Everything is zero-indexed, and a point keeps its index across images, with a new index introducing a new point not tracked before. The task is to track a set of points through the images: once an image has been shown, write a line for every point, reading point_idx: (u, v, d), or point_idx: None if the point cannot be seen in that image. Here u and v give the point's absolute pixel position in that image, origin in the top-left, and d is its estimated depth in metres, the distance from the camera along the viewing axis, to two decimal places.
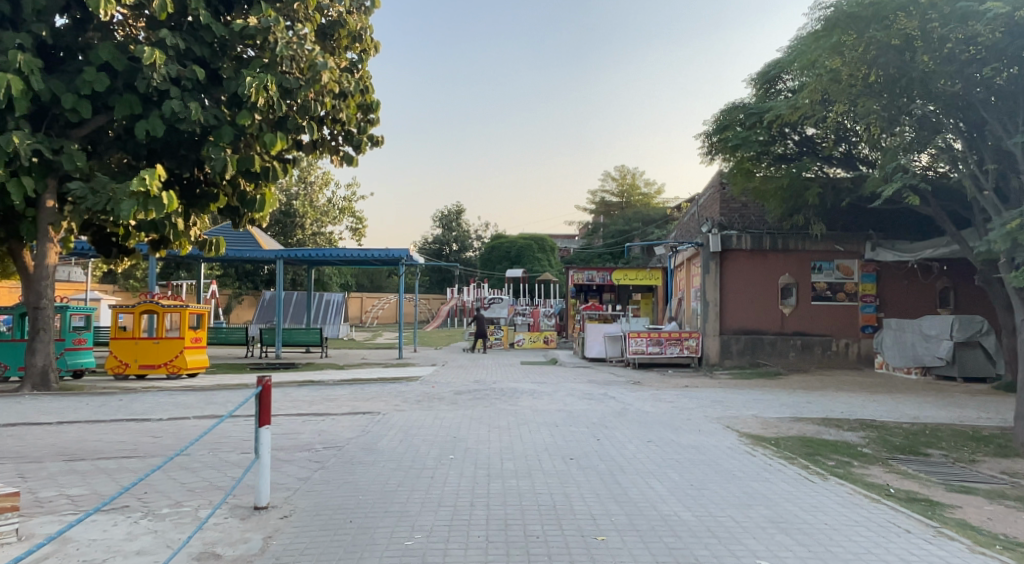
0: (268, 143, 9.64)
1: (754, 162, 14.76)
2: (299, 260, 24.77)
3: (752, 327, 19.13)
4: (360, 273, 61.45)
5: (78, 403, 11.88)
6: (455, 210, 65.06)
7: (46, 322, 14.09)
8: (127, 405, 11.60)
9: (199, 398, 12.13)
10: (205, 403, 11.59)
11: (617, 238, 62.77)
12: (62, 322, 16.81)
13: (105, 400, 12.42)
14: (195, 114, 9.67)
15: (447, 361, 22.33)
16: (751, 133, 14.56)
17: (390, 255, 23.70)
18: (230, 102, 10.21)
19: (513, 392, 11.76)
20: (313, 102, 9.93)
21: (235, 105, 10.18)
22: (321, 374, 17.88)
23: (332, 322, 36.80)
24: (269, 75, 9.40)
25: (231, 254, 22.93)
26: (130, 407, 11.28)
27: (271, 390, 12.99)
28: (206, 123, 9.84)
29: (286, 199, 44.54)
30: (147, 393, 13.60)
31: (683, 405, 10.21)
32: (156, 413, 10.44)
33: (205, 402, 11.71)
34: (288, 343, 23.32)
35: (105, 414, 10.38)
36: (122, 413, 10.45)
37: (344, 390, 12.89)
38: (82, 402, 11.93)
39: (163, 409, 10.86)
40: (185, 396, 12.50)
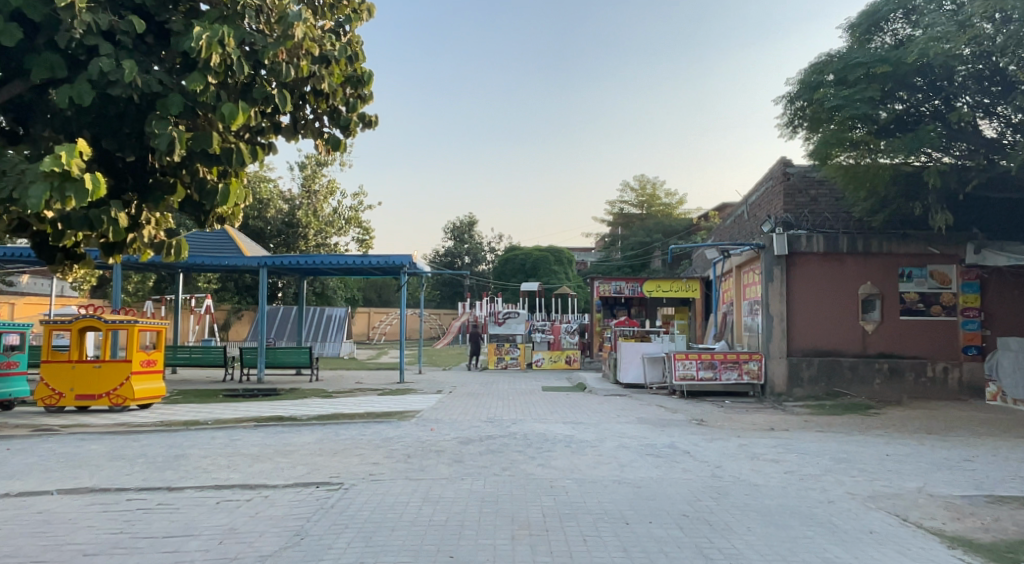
0: (222, 119, 4.82)
1: (858, 124, 11.55)
2: (286, 269, 21.51)
3: (827, 347, 15.75)
4: (368, 286, 58.61)
5: None
6: (468, 221, 62.10)
7: None
8: (9, 458, 8.39)
9: (113, 444, 8.92)
10: (115, 451, 8.38)
11: (637, 250, 59.43)
12: None
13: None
14: (126, 75, 4.45)
15: (456, 386, 19.03)
16: (857, 91, 11.25)
17: (390, 261, 20.42)
18: (175, 69, 4.93)
19: (541, 442, 8.36)
20: (284, 67, 5.26)
21: (186, 74, 4.89)
22: (301, 404, 14.64)
23: (333, 338, 33.72)
24: (224, 24, 4.72)
25: (206, 260, 19.79)
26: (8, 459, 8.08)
27: (217, 433, 9.73)
28: (142, 89, 4.62)
29: (289, 208, 41.71)
30: (62, 434, 10.41)
31: (799, 470, 6.78)
32: (29, 473, 7.23)
33: (115, 450, 8.49)
34: (272, 365, 20.14)
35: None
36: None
37: (313, 432, 9.62)
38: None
39: (47, 465, 7.68)
40: (100, 441, 9.31)
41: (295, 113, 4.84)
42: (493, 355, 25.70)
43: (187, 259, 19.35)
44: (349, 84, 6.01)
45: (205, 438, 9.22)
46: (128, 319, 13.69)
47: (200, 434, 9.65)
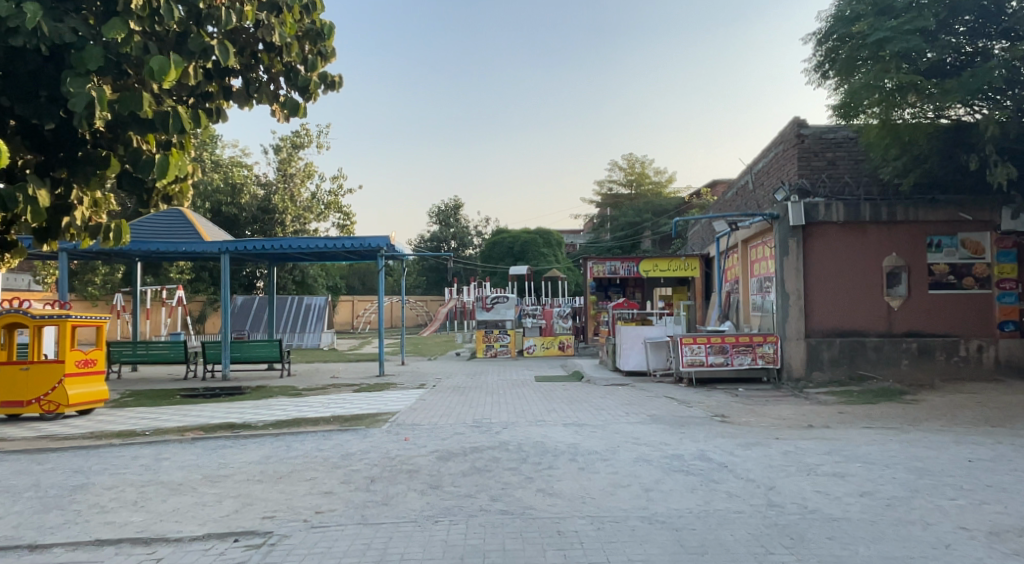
0: (149, 75, 4.40)
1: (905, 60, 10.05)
2: (252, 255, 19.64)
3: (849, 327, 14.29)
4: (351, 273, 56.68)
5: None
6: (454, 204, 60.16)
7: None
8: None
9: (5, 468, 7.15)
10: (0, 478, 6.63)
11: (627, 231, 57.99)
12: None
13: None
14: (30, 22, 4.08)
15: (442, 379, 17.38)
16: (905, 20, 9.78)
17: (365, 244, 18.62)
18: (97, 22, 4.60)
19: (539, 456, 6.71)
20: (217, 18, 5.04)
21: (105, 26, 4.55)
22: (263, 405, 12.90)
23: (313, 329, 31.90)
24: None
25: (161, 245, 17.86)
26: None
27: (145, 449, 8.00)
28: (54, 42, 4.27)
29: (264, 193, 39.50)
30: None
31: (881, 494, 5.17)
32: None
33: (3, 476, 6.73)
34: (238, 360, 18.35)
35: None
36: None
37: (261, 445, 7.92)
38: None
39: None
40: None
41: (218, 56, 4.43)
42: (481, 343, 24.10)
43: (140, 245, 17.48)
44: (304, 42, 5.92)
45: (126, 456, 7.49)
46: (59, 313, 11.64)
47: (123, 451, 7.90)
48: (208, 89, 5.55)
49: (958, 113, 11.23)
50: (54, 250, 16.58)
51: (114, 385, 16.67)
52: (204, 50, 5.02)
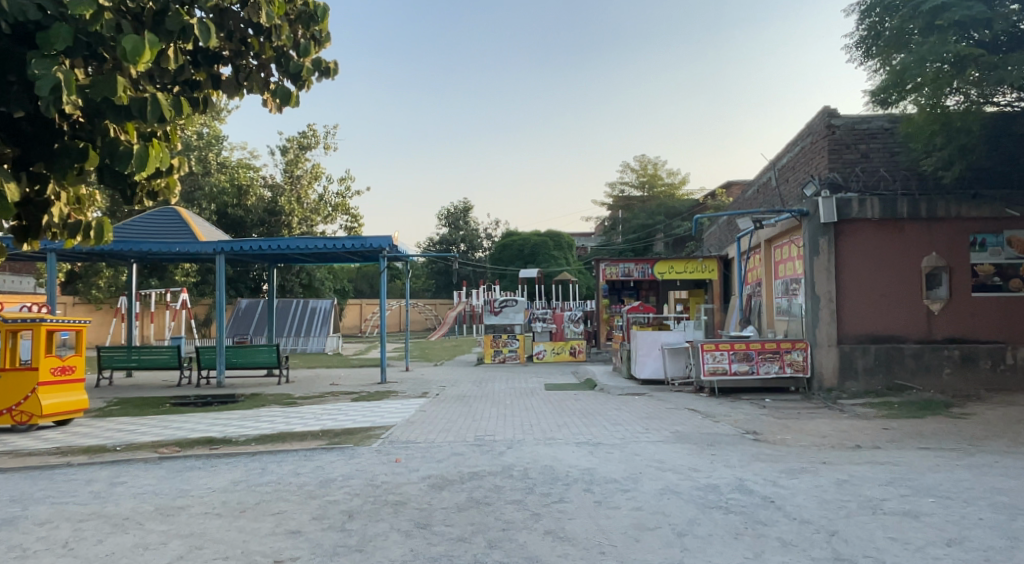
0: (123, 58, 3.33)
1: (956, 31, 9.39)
2: (250, 255, 18.79)
3: (885, 333, 13.26)
4: (359, 276, 55.94)
5: None
6: (463, 206, 59.35)
7: None
8: None
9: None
10: None
11: (639, 233, 57.05)
12: None
13: None
14: None
15: (446, 386, 16.46)
16: None
17: (367, 245, 17.75)
18: None
19: (548, 484, 5.75)
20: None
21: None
22: (252, 416, 12.01)
23: (318, 333, 31.09)
24: None
25: (153, 245, 17.03)
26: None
27: (104, 469, 7.09)
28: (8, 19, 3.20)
29: (271, 195, 38.78)
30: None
31: (972, 544, 4.17)
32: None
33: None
34: (234, 366, 17.49)
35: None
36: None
37: (234, 466, 6.99)
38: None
39: None
40: None
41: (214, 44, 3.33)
42: (489, 348, 23.19)
43: (132, 246, 16.67)
44: (299, 22, 5.00)
45: (77, 478, 6.58)
46: (31, 317, 10.69)
47: (78, 472, 6.98)
48: (194, 76, 4.69)
49: (1007, 100, 10.29)
50: (39, 250, 15.77)
51: (102, 392, 15.84)
52: (184, 29, 3.86)
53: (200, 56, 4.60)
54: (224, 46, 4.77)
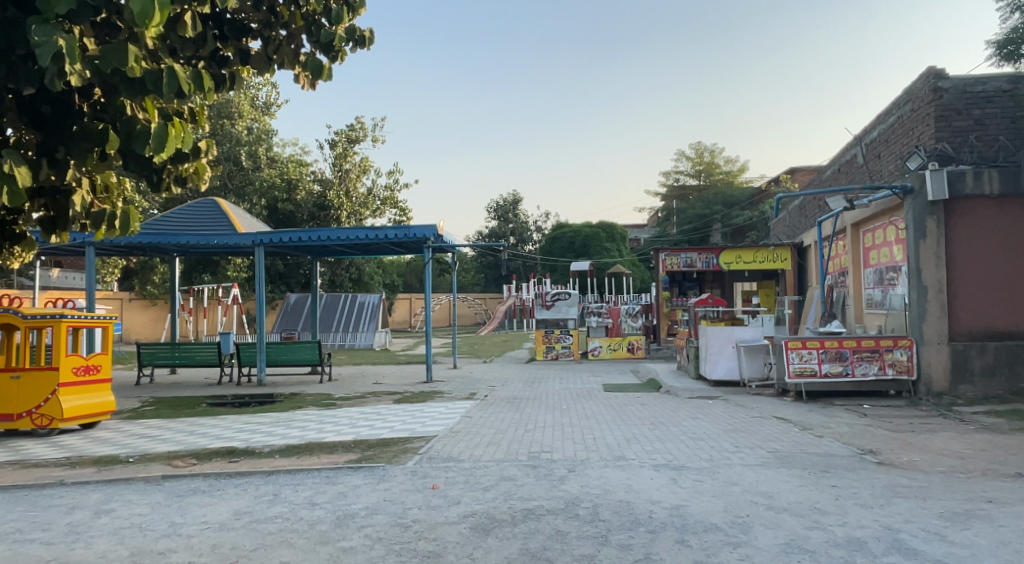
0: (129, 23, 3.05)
1: None
2: (291, 247, 17.98)
3: (1006, 328, 11.33)
4: (408, 271, 55.52)
5: None
6: (512, 198, 58.11)
7: None
8: None
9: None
10: None
11: (696, 223, 54.82)
12: None
13: None
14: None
15: (496, 386, 15.23)
16: None
17: (410, 234, 16.65)
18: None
19: (628, 532, 4.37)
20: None
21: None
22: (285, 419, 11.01)
23: (366, 328, 30.35)
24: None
25: (192, 237, 16.34)
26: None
27: (97, 489, 6.06)
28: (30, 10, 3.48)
29: (320, 189, 38.35)
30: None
31: None
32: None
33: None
34: (275, 363, 16.67)
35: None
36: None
37: (243, 489, 5.86)
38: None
39: None
40: None
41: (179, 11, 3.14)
42: (541, 344, 21.89)
43: (169, 238, 16.02)
44: None
45: (59, 503, 5.53)
46: (52, 313, 9.85)
47: (66, 492, 5.96)
48: (224, 52, 4.89)
49: None
50: (77, 243, 15.22)
51: (140, 391, 15.19)
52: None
53: (227, 28, 4.85)
54: (253, 17, 5.05)
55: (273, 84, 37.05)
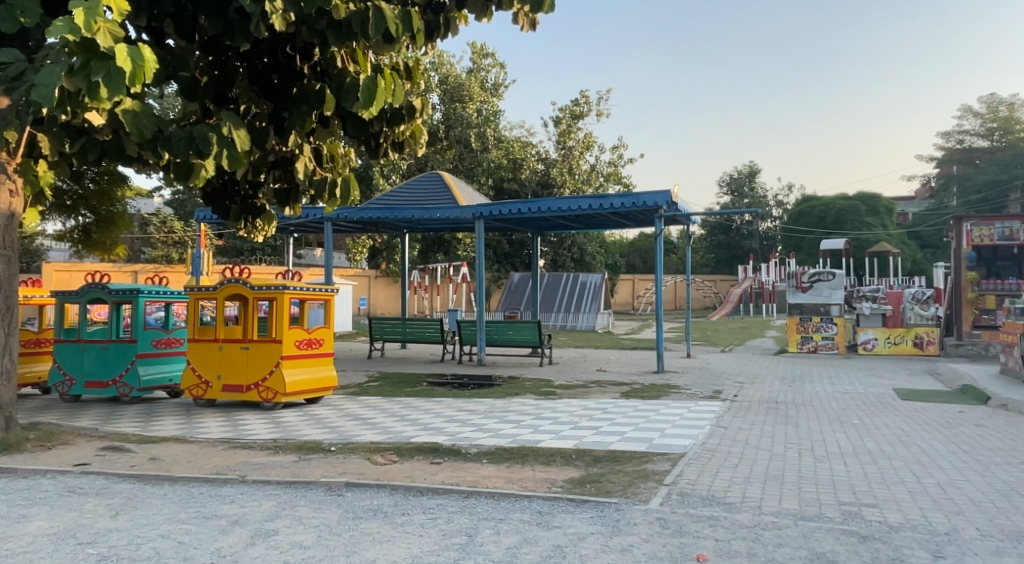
0: None
1: None
2: (511, 221, 16.93)
3: None
4: (632, 251, 53.17)
5: None
6: (748, 169, 52.45)
7: None
8: None
9: (58, 496, 4.58)
10: (24, 522, 4.03)
11: (989, 192, 44.11)
12: (133, 316, 9.95)
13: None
14: None
15: (744, 383, 12.45)
16: None
17: (639, 202, 14.44)
18: None
19: None
20: None
21: None
22: (500, 408, 9.68)
23: (588, 309, 28.94)
24: None
25: (415, 212, 16.03)
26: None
27: (273, 485, 4.99)
28: None
29: (544, 168, 37.62)
30: (111, 442, 6.68)
31: None
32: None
33: (18, 515, 4.07)
34: (495, 343, 15.74)
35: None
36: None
37: (427, 516, 4.33)
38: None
39: None
40: (92, 479, 5.16)
41: None
42: (793, 334, 18.30)
43: (395, 212, 15.89)
44: None
45: (222, 504, 4.41)
46: (277, 285, 9.60)
47: (243, 486, 4.96)
48: None
49: None
50: (314, 218, 15.73)
51: (370, 365, 15.27)
52: None
53: None
54: None
55: (499, 64, 37.08)
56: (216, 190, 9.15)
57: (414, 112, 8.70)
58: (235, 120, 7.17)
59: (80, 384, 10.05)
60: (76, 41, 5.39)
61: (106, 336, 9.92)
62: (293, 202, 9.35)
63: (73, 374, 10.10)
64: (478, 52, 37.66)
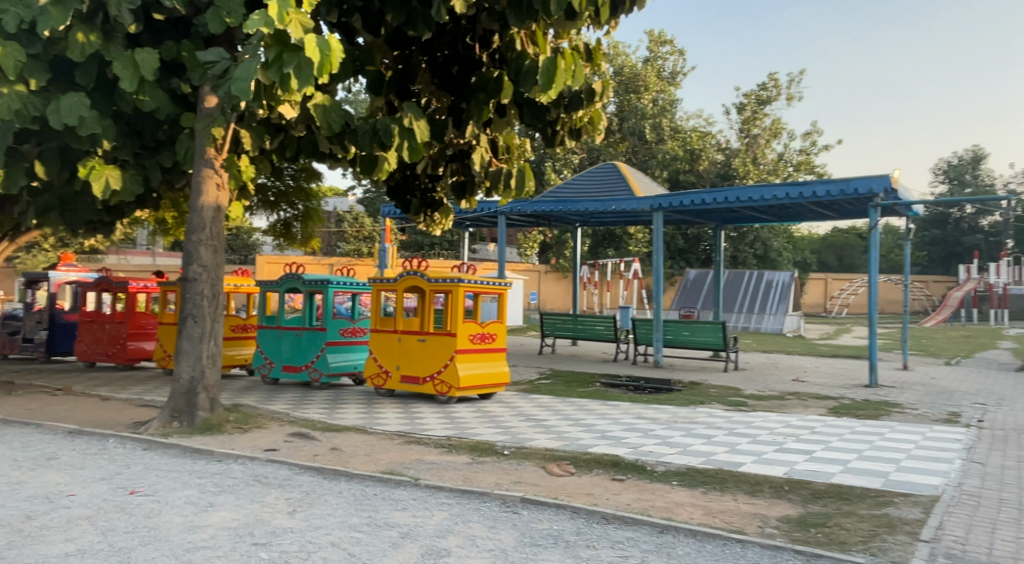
0: None
1: None
2: (692, 213, 15.62)
3: None
4: (824, 248, 48.01)
5: (115, 445, 5.79)
6: (973, 153, 44.94)
7: (194, 306, 6.76)
8: (124, 470, 4.82)
9: (245, 484, 4.59)
10: (210, 509, 3.99)
11: None
12: (322, 305, 10.46)
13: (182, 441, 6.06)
14: None
15: (990, 406, 10.15)
16: None
17: (850, 189, 12.46)
18: None
19: None
20: None
21: None
22: (685, 417, 8.70)
23: (774, 310, 26.39)
24: None
25: (590, 204, 15.38)
26: (65, 477, 4.42)
27: (447, 493, 4.61)
28: None
29: (725, 158, 35.09)
30: (299, 428, 6.85)
31: None
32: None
33: (206, 502, 4.08)
34: (674, 344, 14.61)
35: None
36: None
37: (618, 552, 3.64)
38: (110, 444, 5.76)
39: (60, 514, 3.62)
40: (275, 468, 5.17)
41: None
42: None
43: (569, 205, 15.37)
44: None
45: (394, 512, 4.09)
46: (452, 278, 9.52)
47: (416, 491, 4.65)
48: None
49: None
50: (490, 212, 15.72)
51: (542, 362, 14.92)
52: None
53: None
54: None
55: (678, 51, 35.25)
56: (399, 184, 9.38)
57: (595, 97, 7.93)
58: (416, 111, 7.05)
59: (278, 367, 10.82)
60: (270, 33, 5.45)
61: (301, 323, 10.53)
62: (469, 195, 9.11)
63: (273, 357, 10.92)
64: (656, 39, 36.15)
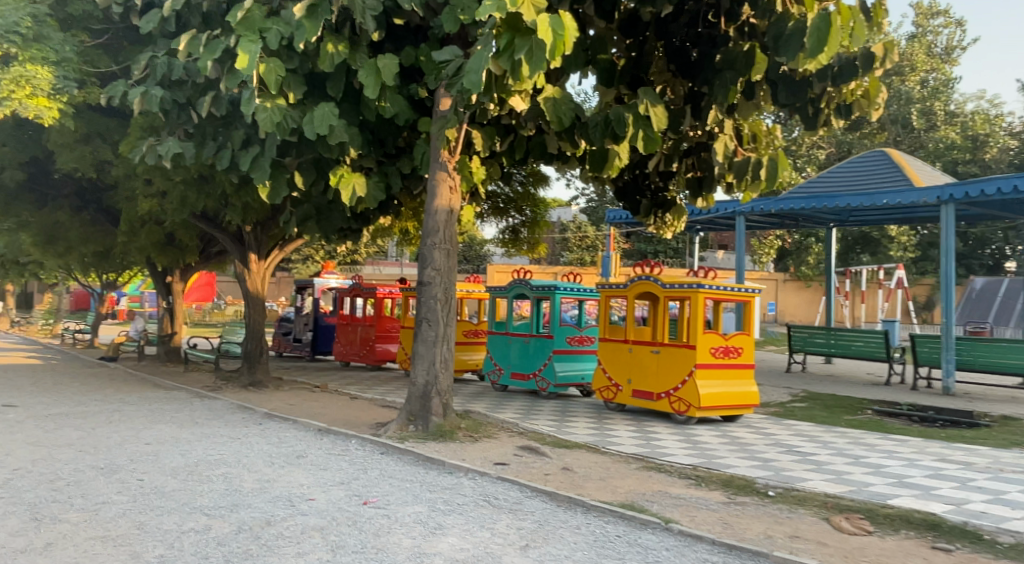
0: None
1: None
2: (994, 204, 12.45)
3: None
4: None
5: (356, 445, 5.87)
6: None
7: (426, 310, 6.74)
8: (360, 475, 4.74)
9: (474, 504, 4.17)
10: (437, 530, 3.61)
11: None
12: (550, 311, 10.13)
13: (416, 446, 5.96)
14: None
15: None
16: None
17: None
18: None
19: None
20: None
21: None
22: (1012, 463, 6.59)
23: None
24: None
25: (852, 198, 13.08)
26: (308, 478, 4.42)
27: (707, 545, 3.71)
28: None
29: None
30: (529, 441, 6.43)
31: None
32: (170, 538, 3.17)
33: (435, 523, 3.71)
34: (970, 368, 11.73)
35: (154, 498, 3.86)
36: (169, 507, 3.68)
37: None
38: (353, 446, 5.86)
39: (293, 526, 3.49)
40: (506, 487, 4.73)
41: None
42: None
43: (825, 201, 13.25)
44: None
45: None
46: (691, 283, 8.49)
47: (666, 537, 3.82)
48: None
49: None
50: (728, 212, 14.23)
51: (792, 382, 13.01)
52: None
53: None
54: None
55: (957, 20, 29.61)
56: (628, 185, 8.64)
57: (874, 63, 6.37)
58: (653, 96, 6.25)
59: (507, 374, 10.75)
60: (503, 18, 5.06)
61: (528, 330, 10.32)
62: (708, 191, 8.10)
63: (503, 364, 10.87)
64: (926, 12, 30.85)
